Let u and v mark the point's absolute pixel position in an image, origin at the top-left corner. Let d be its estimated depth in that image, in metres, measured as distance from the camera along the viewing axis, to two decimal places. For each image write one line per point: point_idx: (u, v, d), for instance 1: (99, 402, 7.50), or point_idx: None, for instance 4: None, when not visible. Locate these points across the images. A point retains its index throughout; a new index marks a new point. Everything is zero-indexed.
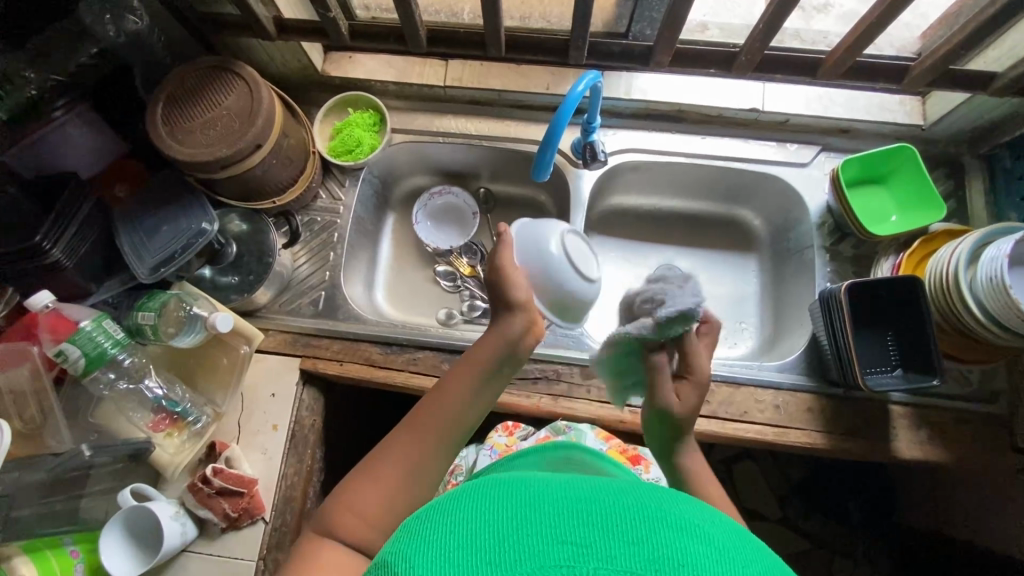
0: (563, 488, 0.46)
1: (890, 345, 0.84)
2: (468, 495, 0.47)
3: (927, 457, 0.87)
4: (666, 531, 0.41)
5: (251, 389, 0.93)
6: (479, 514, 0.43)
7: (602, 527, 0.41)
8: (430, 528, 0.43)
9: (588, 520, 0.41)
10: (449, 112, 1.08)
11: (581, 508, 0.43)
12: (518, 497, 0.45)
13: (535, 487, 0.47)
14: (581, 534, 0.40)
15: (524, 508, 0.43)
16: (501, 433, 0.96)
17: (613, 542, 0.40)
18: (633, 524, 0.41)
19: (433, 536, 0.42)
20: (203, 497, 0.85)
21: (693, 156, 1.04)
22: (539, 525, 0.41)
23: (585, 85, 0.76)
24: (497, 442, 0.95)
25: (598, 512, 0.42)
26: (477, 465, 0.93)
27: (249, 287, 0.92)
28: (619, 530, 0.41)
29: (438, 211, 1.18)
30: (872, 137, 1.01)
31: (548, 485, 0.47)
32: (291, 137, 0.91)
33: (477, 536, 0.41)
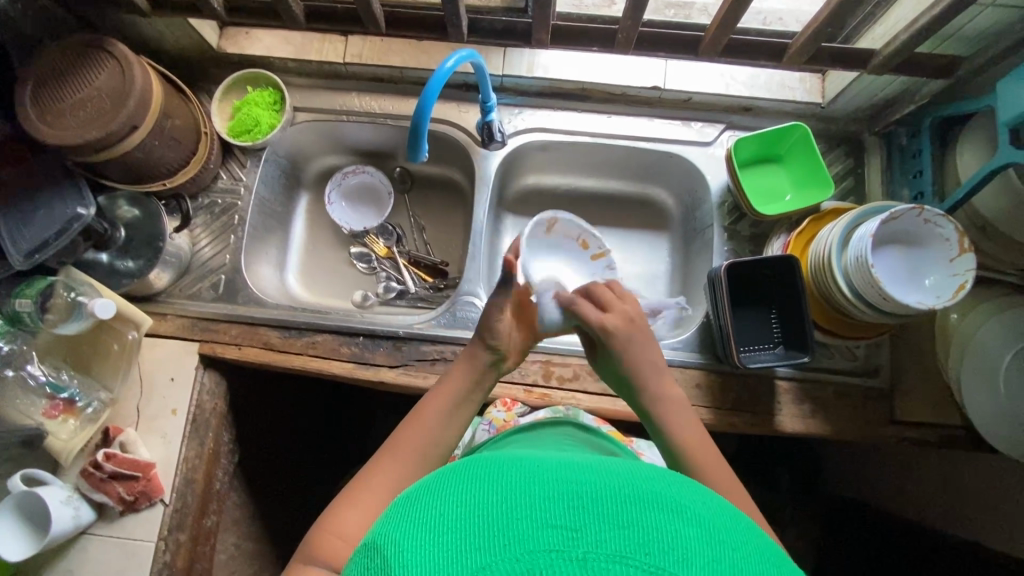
0: (559, 467, 0.41)
1: (773, 322, 0.86)
2: (454, 471, 0.42)
3: (808, 429, 0.90)
4: (658, 513, 0.37)
5: (148, 374, 0.93)
6: (463, 493, 0.39)
7: (590, 511, 0.36)
8: (411, 514, 0.38)
9: (579, 502, 0.36)
10: (352, 89, 1.06)
11: (573, 488, 0.37)
12: (501, 473, 0.40)
13: (528, 462, 0.42)
14: (573, 515, 0.35)
15: (507, 485, 0.38)
16: (498, 410, 0.90)
17: (605, 525, 0.35)
18: (625, 506, 0.37)
19: (410, 520, 0.38)
20: (95, 481, 0.85)
21: (599, 135, 1.03)
22: (531, 506, 0.36)
23: (455, 62, 0.74)
24: (495, 417, 0.89)
25: (598, 490, 0.37)
26: (475, 439, 0.89)
27: (141, 272, 0.91)
28: (611, 515, 0.36)
29: (353, 191, 1.17)
30: (775, 115, 1.01)
31: (544, 462, 0.42)
32: (176, 118, 0.89)
33: (459, 522, 0.37)
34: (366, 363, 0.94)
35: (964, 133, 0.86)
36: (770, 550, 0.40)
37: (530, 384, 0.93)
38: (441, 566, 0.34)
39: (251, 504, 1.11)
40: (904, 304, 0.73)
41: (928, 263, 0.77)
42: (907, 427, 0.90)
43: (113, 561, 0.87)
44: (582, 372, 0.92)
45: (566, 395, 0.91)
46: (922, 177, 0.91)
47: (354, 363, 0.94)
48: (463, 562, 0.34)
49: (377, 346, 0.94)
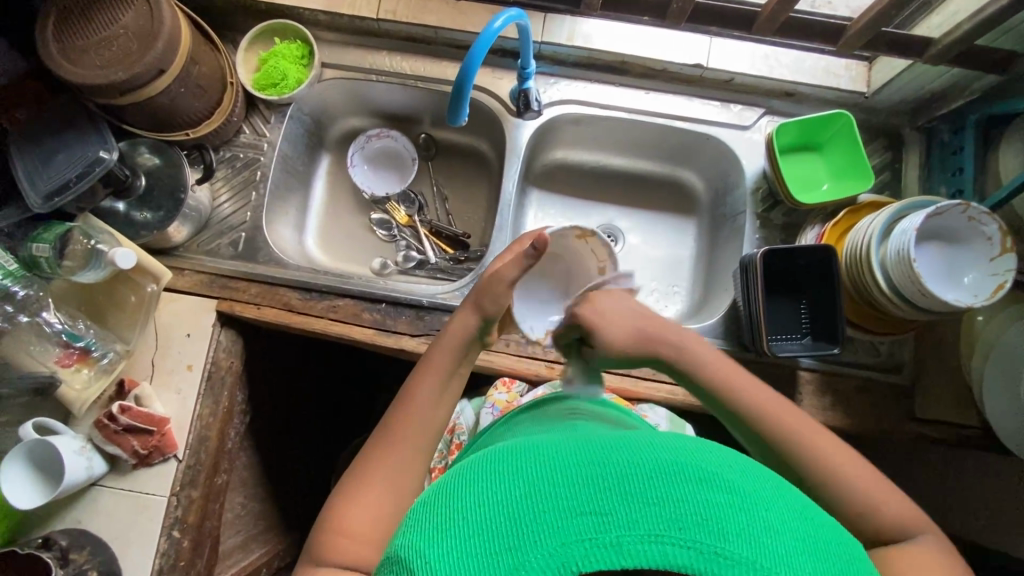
0: (579, 451, 0.42)
1: (802, 312, 0.85)
2: (474, 471, 0.44)
3: (827, 421, 0.90)
4: (686, 483, 0.38)
5: (165, 329, 0.91)
6: (486, 490, 0.41)
7: (618, 494, 0.38)
8: (438, 517, 0.40)
9: (606, 487, 0.38)
10: (383, 48, 1.02)
11: (596, 473, 0.39)
12: (523, 467, 0.41)
13: (549, 449, 0.43)
14: (600, 503, 0.37)
15: (533, 478, 0.40)
16: (501, 391, 0.93)
17: (634, 506, 0.37)
18: (652, 482, 0.38)
19: (437, 523, 0.40)
20: (110, 433, 0.83)
21: (635, 112, 1.01)
22: (557, 497, 0.38)
23: (503, 22, 0.71)
24: (498, 399, 0.92)
25: (624, 473, 0.39)
26: (479, 422, 0.91)
27: (160, 224, 0.89)
28: (639, 494, 0.38)
29: (376, 155, 1.14)
30: (816, 102, 0.99)
31: (565, 446, 0.43)
32: (203, 64, 0.85)
33: (486, 521, 0.38)
34: (388, 330, 0.92)
35: (1009, 133, 0.84)
36: (801, 501, 0.42)
37: (553, 361, 0.92)
38: (478, 568, 0.36)
39: (260, 464, 1.10)
40: (942, 301, 0.72)
41: (967, 260, 0.77)
42: (927, 425, 0.91)
43: (125, 514, 0.87)
44: None
45: (589, 373, 0.91)
46: (961, 175, 0.90)
47: (375, 329, 0.92)
48: (496, 560, 0.36)
49: (399, 314, 0.93)
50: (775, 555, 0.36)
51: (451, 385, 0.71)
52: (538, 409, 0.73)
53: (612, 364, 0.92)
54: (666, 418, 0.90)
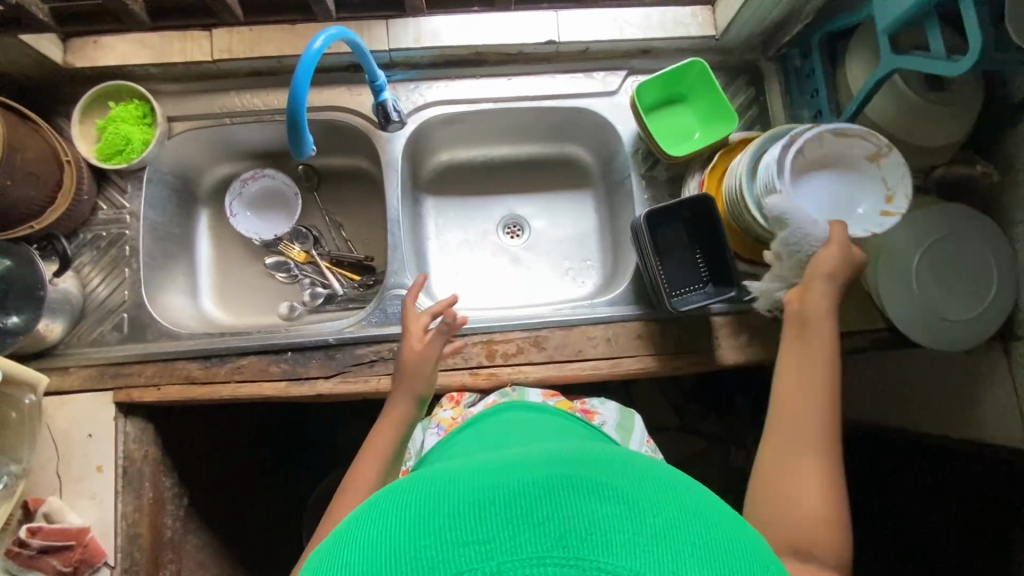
0: (466, 474, 0.37)
1: (700, 261, 0.87)
2: (359, 512, 0.38)
3: (750, 358, 0.92)
4: (575, 497, 0.34)
5: (62, 434, 0.85)
6: (362, 528, 0.35)
7: (503, 517, 0.33)
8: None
9: (489, 509, 0.33)
10: (230, 88, 0.97)
11: (479, 497, 0.34)
12: (408, 498, 0.36)
13: (439, 475, 0.38)
14: (483, 529, 0.32)
15: (411, 511, 0.35)
16: (446, 409, 0.86)
17: (518, 528, 0.32)
18: (536, 499, 0.34)
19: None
20: (25, 559, 0.79)
21: (503, 100, 1.00)
22: (436, 528, 0.33)
23: (324, 41, 0.68)
24: (444, 418, 0.84)
25: (508, 492, 0.34)
26: (424, 446, 0.82)
27: (26, 327, 0.82)
28: (523, 514, 0.33)
29: (257, 198, 1.09)
30: (673, 54, 1.00)
31: (457, 471, 0.39)
32: (25, 150, 0.79)
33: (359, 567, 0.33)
34: (301, 377, 0.89)
35: (851, 47, 0.87)
36: (709, 502, 0.37)
37: (476, 367, 0.91)
38: None
39: (214, 542, 1.05)
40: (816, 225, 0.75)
41: (859, 177, 0.79)
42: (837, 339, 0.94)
43: None
44: (524, 345, 0.91)
45: (513, 370, 0.90)
46: (819, 96, 0.93)
47: (288, 380, 0.89)
48: None
49: (308, 358, 0.90)
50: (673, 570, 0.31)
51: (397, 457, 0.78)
52: (472, 427, 0.73)
53: (534, 355, 0.91)
54: (615, 412, 0.88)
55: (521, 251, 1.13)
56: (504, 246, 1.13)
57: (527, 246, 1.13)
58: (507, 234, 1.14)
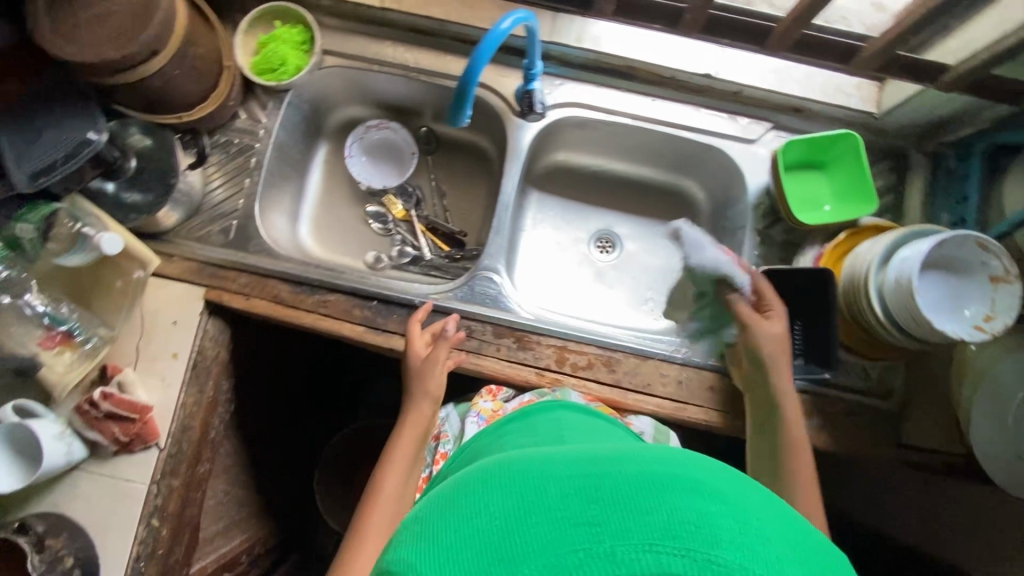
0: (564, 460, 0.39)
1: (797, 334, 0.85)
2: (456, 486, 0.40)
3: (815, 443, 0.90)
4: (680, 493, 0.35)
5: (150, 315, 0.90)
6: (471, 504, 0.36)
7: (609, 503, 0.34)
8: (420, 535, 0.37)
9: (595, 495, 0.35)
10: (388, 38, 0.99)
11: (585, 482, 0.36)
12: (509, 476, 0.38)
13: (536, 459, 0.40)
14: (590, 511, 0.34)
15: (514, 489, 0.36)
16: (486, 400, 0.86)
17: (626, 514, 0.33)
18: (640, 489, 0.35)
19: (419, 536, 0.36)
20: (90, 419, 0.83)
21: (640, 119, 0.99)
22: (543, 506, 0.35)
23: (511, 23, 0.69)
24: (483, 408, 0.84)
25: (616, 486, 0.35)
26: (463, 433, 0.82)
27: (150, 208, 0.86)
28: (629, 503, 0.34)
29: (375, 147, 1.13)
30: (824, 120, 0.97)
31: (551, 457, 0.40)
32: (199, 46, 0.83)
33: (468, 532, 0.35)
34: (378, 328, 0.91)
35: (1017, 164, 0.83)
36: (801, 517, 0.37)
37: (543, 369, 0.90)
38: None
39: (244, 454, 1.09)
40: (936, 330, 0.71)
41: (973, 292, 0.75)
42: (908, 450, 0.91)
43: (104, 500, 0.86)
44: (596, 362, 0.90)
45: (578, 383, 0.89)
46: (966, 204, 0.89)
47: (365, 326, 0.91)
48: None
49: (389, 312, 0.92)
50: (779, 574, 0.31)
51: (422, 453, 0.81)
52: (526, 419, 0.74)
53: (602, 374, 0.90)
54: (650, 427, 0.86)
55: (608, 268, 1.12)
56: (592, 259, 1.13)
57: (614, 265, 1.13)
58: (598, 248, 1.14)
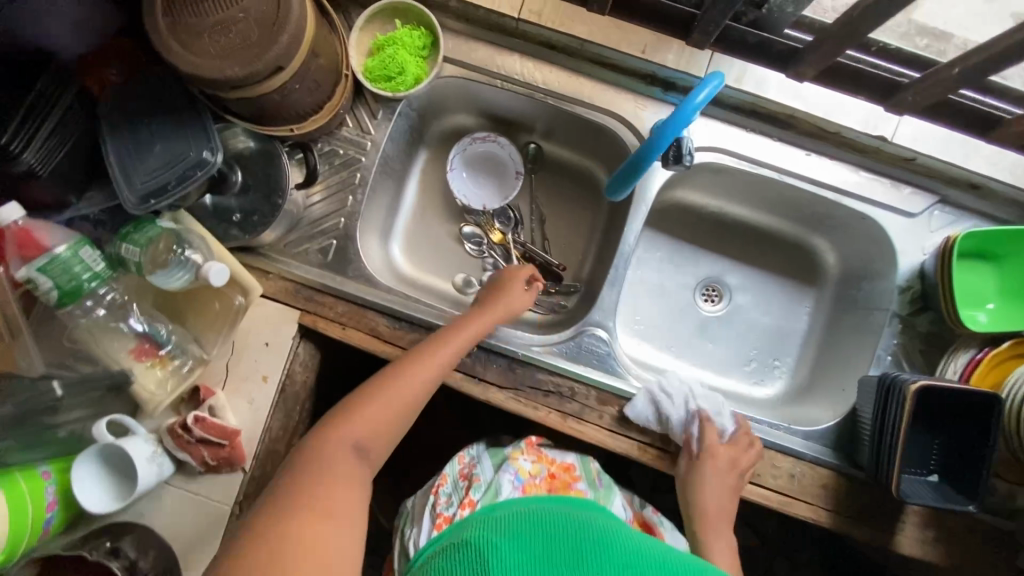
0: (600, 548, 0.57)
1: (934, 449, 0.77)
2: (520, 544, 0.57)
3: (927, 557, 0.84)
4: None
5: (242, 336, 0.85)
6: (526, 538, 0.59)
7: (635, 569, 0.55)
8: (495, 557, 0.56)
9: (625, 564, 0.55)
10: (517, 50, 0.88)
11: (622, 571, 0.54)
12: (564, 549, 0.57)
13: (582, 543, 0.58)
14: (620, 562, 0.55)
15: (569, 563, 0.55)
16: (526, 458, 0.82)
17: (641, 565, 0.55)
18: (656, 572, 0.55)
19: (498, 548, 0.57)
20: (184, 442, 0.80)
21: (789, 174, 0.88)
22: (589, 556, 0.56)
23: (706, 95, 0.59)
24: (522, 468, 0.80)
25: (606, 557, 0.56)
26: (497, 488, 0.78)
27: (253, 226, 0.80)
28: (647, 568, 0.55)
29: (477, 159, 1.03)
30: (1001, 202, 0.85)
31: (591, 539, 0.59)
32: (322, 56, 0.74)
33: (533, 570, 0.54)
34: (476, 377, 0.85)
35: None
36: None
37: (646, 442, 0.85)
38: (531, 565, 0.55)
39: None
40: None
41: None
42: None
43: (188, 518, 0.85)
44: None
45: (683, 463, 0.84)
46: None
47: (462, 374, 0.85)
48: None
49: (489, 361, 0.86)
50: None
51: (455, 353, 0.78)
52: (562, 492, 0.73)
53: None
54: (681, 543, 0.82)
55: (712, 321, 1.04)
56: (697, 309, 1.04)
57: (719, 318, 1.04)
58: (703, 296, 1.05)
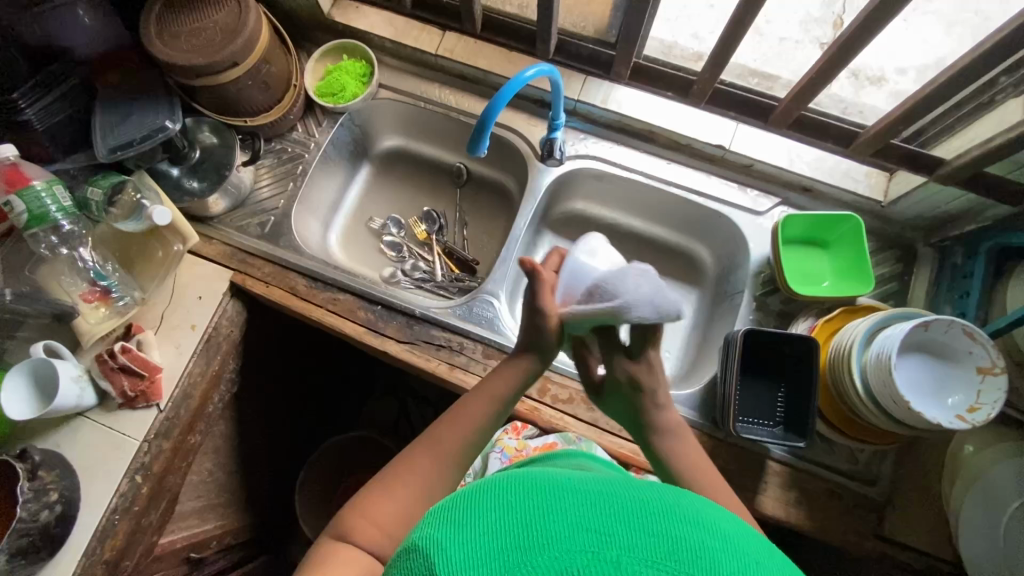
0: (594, 487, 0.40)
1: (777, 401, 0.86)
2: (481, 497, 0.39)
3: (788, 519, 0.87)
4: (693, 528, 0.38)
5: (181, 287, 0.99)
6: (508, 500, 0.38)
7: (627, 523, 0.37)
8: (452, 520, 0.38)
9: (621, 517, 0.37)
10: (437, 80, 1.12)
11: (611, 509, 0.37)
12: (543, 500, 0.38)
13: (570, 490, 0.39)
14: (605, 523, 0.36)
15: (538, 517, 0.37)
16: (510, 436, 0.91)
17: (637, 532, 0.36)
18: (658, 519, 0.37)
19: (459, 522, 0.38)
20: (106, 369, 0.89)
21: (655, 177, 1.06)
22: (573, 525, 0.36)
23: (534, 73, 0.78)
24: (507, 446, 0.89)
25: (630, 502, 0.38)
26: (486, 469, 0.89)
27: (202, 193, 0.98)
28: (644, 525, 0.37)
29: (380, 182, 1.25)
30: (832, 202, 1.01)
31: (581, 484, 0.40)
32: (273, 65, 0.97)
33: (502, 533, 0.36)
34: (377, 331, 0.97)
35: (1019, 268, 0.83)
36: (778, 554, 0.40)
37: (525, 396, 0.93)
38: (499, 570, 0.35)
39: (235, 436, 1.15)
40: (913, 413, 0.71)
41: (959, 380, 0.74)
42: (891, 546, 0.85)
43: (99, 450, 0.91)
44: (577, 398, 0.93)
45: (556, 415, 0.91)
46: (968, 299, 0.89)
47: (366, 328, 0.97)
48: None
49: (390, 318, 0.98)
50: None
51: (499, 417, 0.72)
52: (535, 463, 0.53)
53: (580, 411, 0.92)
54: None
55: None
56: None
57: None
58: None
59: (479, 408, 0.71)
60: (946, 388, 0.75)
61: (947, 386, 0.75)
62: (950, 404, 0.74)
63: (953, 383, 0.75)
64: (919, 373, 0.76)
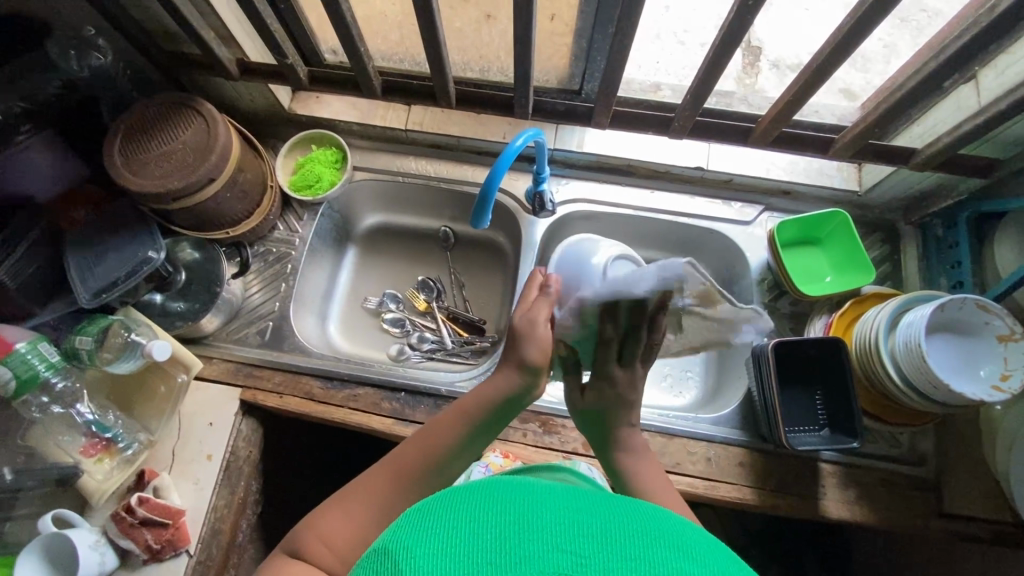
0: (580, 503, 0.38)
1: (817, 405, 0.87)
2: (462, 507, 0.37)
3: (854, 517, 0.88)
4: (666, 548, 0.35)
5: (188, 418, 0.93)
6: (480, 515, 0.36)
7: (608, 544, 0.34)
8: (423, 527, 0.35)
9: (603, 537, 0.35)
10: (410, 153, 1.12)
11: (589, 525, 0.36)
12: (524, 515, 0.36)
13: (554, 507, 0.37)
14: (582, 542, 0.34)
15: (518, 533, 0.34)
16: (497, 456, 0.89)
17: (616, 553, 0.34)
18: (636, 540, 0.35)
19: (430, 533, 0.35)
20: (125, 526, 0.82)
21: (642, 209, 1.08)
22: (549, 539, 0.34)
23: (523, 141, 0.78)
24: (493, 462, 0.87)
25: (604, 520, 0.36)
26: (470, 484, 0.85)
27: (195, 314, 0.94)
28: (624, 545, 0.35)
29: (369, 262, 1.22)
30: (813, 200, 1.06)
31: (563, 499, 0.39)
32: (247, 172, 0.94)
33: (473, 538, 0.34)
34: (406, 419, 0.93)
35: (999, 232, 0.88)
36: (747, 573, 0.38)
37: (570, 452, 0.91)
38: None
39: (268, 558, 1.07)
40: (955, 394, 0.73)
41: (984, 352, 0.78)
42: (953, 521, 0.87)
43: None
44: None
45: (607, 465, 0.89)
46: (959, 268, 0.94)
47: (394, 418, 0.93)
48: None
49: (417, 403, 0.94)
50: None
51: (475, 442, 0.68)
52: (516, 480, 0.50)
53: None
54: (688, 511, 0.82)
55: None
56: None
57: None
58: None
59: (455, 423, 0.67)
60: (977, 361, 0.78)
61: (975, 359, 0.78)
62: (982, 375, 0.77)
63: (982, 355, 0.78)
64: (947, 351, 0.79)
